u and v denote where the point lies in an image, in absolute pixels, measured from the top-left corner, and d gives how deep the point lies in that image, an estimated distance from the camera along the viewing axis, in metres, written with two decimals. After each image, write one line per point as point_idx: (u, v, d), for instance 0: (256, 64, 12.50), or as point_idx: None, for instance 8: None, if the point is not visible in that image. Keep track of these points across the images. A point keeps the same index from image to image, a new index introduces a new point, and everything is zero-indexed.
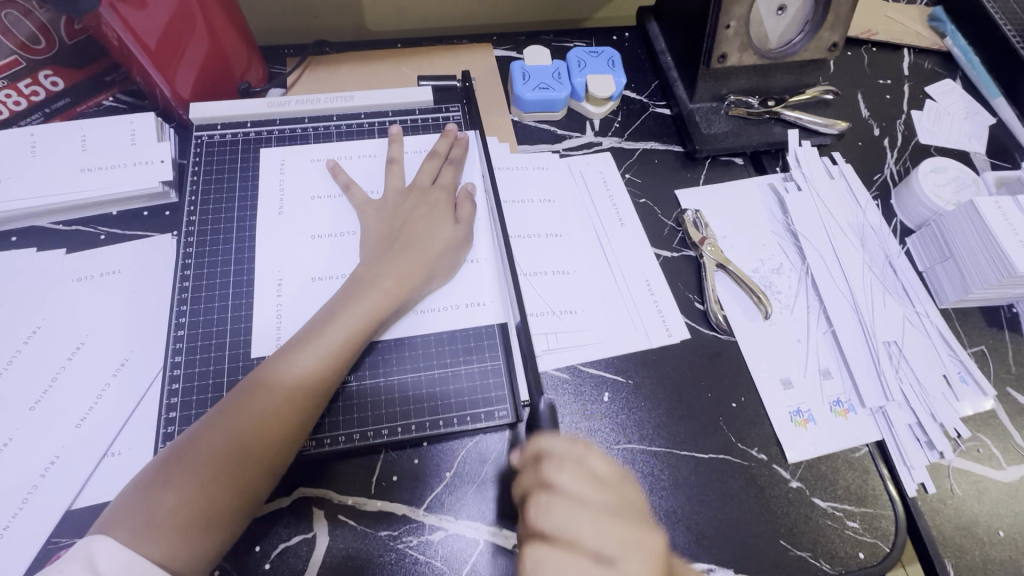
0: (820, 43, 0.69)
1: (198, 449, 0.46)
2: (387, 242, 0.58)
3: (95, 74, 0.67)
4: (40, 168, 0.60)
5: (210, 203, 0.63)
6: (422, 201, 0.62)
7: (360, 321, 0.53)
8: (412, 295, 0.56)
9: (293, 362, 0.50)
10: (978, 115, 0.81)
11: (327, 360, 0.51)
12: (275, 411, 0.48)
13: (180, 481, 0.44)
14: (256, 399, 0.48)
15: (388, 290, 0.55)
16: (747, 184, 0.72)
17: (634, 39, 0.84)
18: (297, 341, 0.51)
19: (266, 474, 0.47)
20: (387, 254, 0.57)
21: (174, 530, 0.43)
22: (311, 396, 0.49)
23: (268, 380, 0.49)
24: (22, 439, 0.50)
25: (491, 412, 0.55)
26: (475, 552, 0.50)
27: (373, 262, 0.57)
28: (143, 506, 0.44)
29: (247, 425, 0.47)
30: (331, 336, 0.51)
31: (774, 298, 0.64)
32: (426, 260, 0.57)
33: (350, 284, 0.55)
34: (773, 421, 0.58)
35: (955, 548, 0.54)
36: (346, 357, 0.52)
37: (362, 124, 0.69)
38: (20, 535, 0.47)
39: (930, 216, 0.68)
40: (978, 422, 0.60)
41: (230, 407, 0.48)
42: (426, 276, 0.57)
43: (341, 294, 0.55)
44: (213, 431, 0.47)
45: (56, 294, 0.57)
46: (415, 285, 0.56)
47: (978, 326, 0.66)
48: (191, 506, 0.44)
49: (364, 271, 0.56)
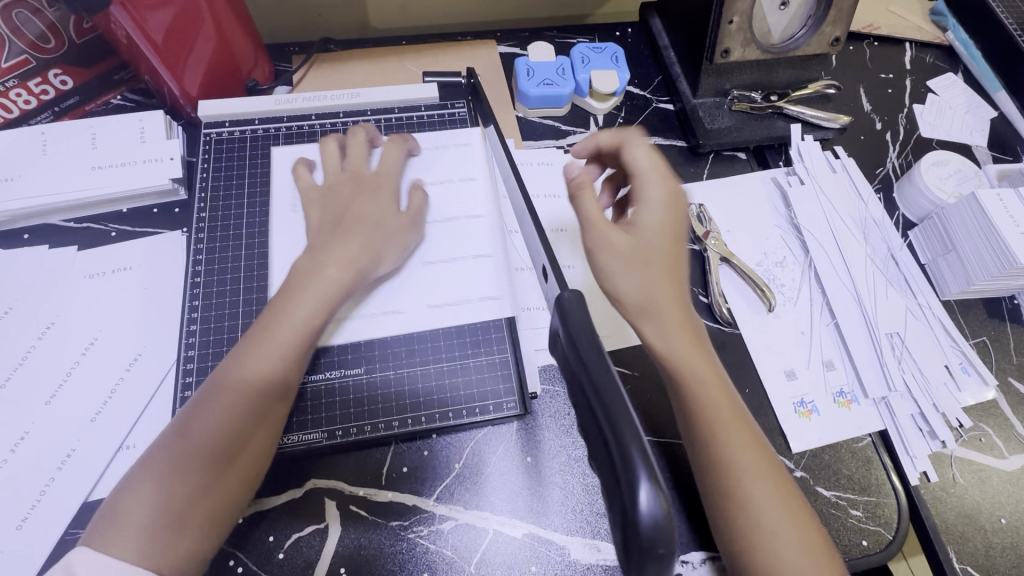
0: (822, 37, 0.69)
1: (167, 460, 0.45)
2: (329, 227, 0.57)
3: (103, 73, 0.67)
4: (51, 166, 0.61)
5: (220, 200, 0.64)
6: (360, 185, 0.60)
7: (308, 315, 0.52)
8: (360, 280, 0.55)
9: (244, 363, 0.49)
10: (980, 109, 0.82)
11: (278, 355, 0.50)
12: (236, 413, 0.47)
13: (155, 494, 0.44)
14: (214, 404, 0.47)
15: (332, 278, 0.53)
16: (750, 178, 0.72)
17: (637, 34, 0.84)
18: (244, 342, 0.50)
19: (245, 472, 0.47)
20: (330, 239, 0.56)
21: (155, 539, 0.42)
22: (270, 392, 0.49)
23: (223, 384, 0.48)
24: (39, 433, 0.51)
25: (499, 404, 0.56)
26: (485, 541, 0.51)
27: (313, 248, 0.55)
28: (119, 522, 0.42)
29: (211, 430, 0.46)
30: (279, 332, 0.50)
31: (778, 291, 0.65)
32: (373, 244, 0.57)
33: (291, 275, 0.54)
34: (777, 412, 0.59)
35: (957, 536, 0.55)
36: (296, 349, 0.51)
37: (339, 116, 0.69)
38: (39, 526, 0.48)
39: (933, 208, 0.69)
40: (980, 412, 0.61)
41: (189, 417, 0.47)
42: (371, 260, 0.56)
43: (285, 288, 0.53)
44: (177, 442, 0.46)
45: (69, 290, 0.58)
46: (359, 268, 0.55)
47: (980, 317, 0.66)
48: (171, 517, 0.43)
49: (302, 262, 0.54)
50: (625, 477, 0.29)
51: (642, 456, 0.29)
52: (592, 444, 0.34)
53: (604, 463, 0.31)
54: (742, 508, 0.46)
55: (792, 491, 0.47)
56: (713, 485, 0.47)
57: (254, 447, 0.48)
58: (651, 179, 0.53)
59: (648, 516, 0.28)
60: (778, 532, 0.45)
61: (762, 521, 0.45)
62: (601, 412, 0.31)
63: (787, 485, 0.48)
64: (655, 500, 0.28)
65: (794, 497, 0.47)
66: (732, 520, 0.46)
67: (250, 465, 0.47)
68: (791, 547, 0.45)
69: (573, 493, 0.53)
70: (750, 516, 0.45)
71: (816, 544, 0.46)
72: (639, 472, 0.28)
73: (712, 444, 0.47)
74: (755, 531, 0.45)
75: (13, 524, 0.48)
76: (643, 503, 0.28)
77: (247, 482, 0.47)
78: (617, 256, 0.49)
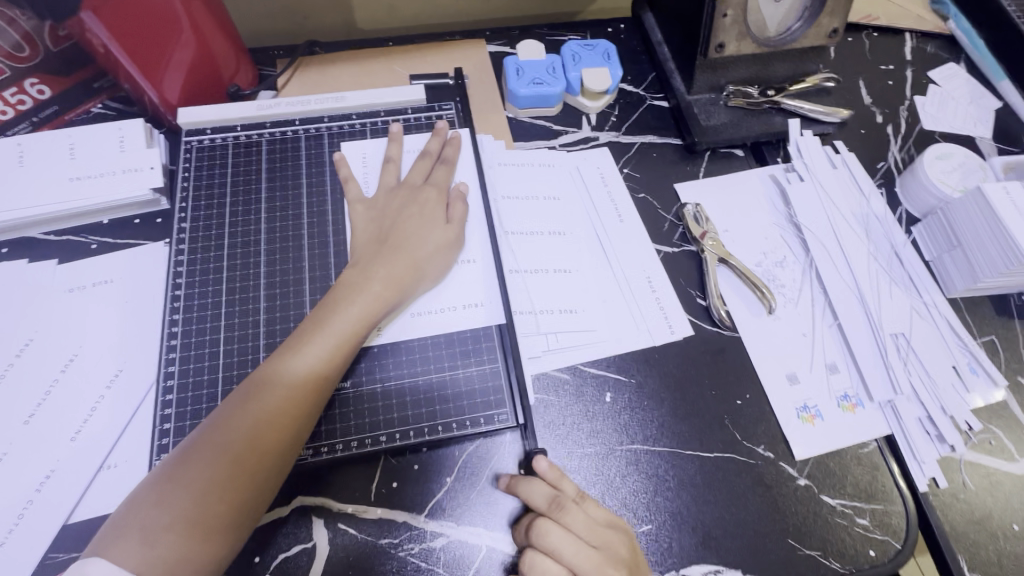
0: (819, 30, 0.68)
1: (196, 459, 0.45)
2: (376, 245, 0.58)
3: (83, 80, 0.66)
4: (27, 178, 0.59)
5: (201, 210, 0.62)
6: (409, 200, 0.61)
7: (350, 327, 0.52)
8: (402, 294, 0.56)
9: (284, 368, 0.50)
10: (983, 99, 0.80)
11: (317, 364, 0.50)
12: (271, 416, 0.47)
13: (178, 488, 0.44)
14: (250, 405, 0.48)
15: (377, 293, 0.54)
16: (747, 175, 0.70)
17: (629, 30, 0.82)
18: (288, 347, 0.51)
19: (265, 482, 0.46)
20: (372, 256, 0.57)
21: (169, 545, 0.42)
22: (305, 398, 0.49)
23: (263, 385, 0.49)
24: (16, 453, 0.50)
25: (491, 416, 0.54)
26: (478, 558, 0.49)
27: (359, 263, 0.57)
28: (140, 517, 0.43)
29: (243, 431, 0.46)
30: (324, 339, 0.51)
31: (778, 292, 0.63)
32: (413, 261, 0.57)
33: (340, 288, 0.55)
34: (780, 418, 0.57)
35: (968, 544, 0.53)
36: (339, 360, 0.51)
37: (353, 117, 0.69)
38: (15, 551, 0.46)
39: (936, 203, 0.67)
40: (989, 413, 0.59)
41: (226, 414, 0.48)
42: (413, 274, 0.56)
43: (331, 298, 0.54)
44: (209, 437, 0.46)
45: (49, 306, 0.57)
46: (406, 286, 0.56)
47: (987, 314, 0.64)
48: (187, 517, 0.43)
49: (352, 277, 0.55)
50: None
51: None
52: None
53: None
54: None
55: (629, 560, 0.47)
56: None
57: (279, 454, 0.47)
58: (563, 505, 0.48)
59: None
60: None
61: None
62: None
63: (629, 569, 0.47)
64: None
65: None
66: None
67: (272, 473, 0.47)
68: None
69: None
70: None
71: None
72: None
73: None
74: None
75: None
76: None
77: (267, 487, 0.46)
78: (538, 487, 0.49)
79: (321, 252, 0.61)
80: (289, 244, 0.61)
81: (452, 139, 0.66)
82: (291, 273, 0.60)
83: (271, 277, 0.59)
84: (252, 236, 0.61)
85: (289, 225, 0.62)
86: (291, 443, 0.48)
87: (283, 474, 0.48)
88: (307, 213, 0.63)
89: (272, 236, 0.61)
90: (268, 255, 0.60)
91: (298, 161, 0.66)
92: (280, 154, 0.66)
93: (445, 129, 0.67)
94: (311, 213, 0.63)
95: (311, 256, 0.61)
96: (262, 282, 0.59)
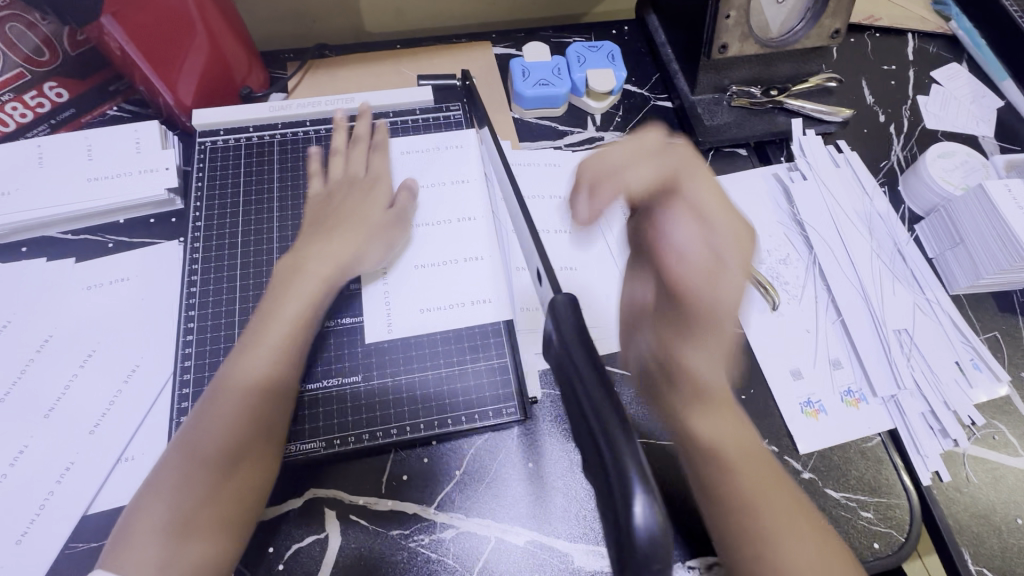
0: (821, 30, 0.68)
1: (177, 465, 0.46)
2: (317, 228, 0.60)
3: (98, 84, 0.67)
4: (47, 179, 0.61)
5: (215, 209, 0.64)
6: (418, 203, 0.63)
7: (296, 311, 0.54)
8: (342, 279, 0.57)
9: (240, 365, 0.51)
10: (985, 98, 0.80)
11: (270, 354, 0.51)
12: (238, 412, 0.48)
13: (171, 494, 0.45)
14: (218, 405, 0.49)
15: (321, 278, 0.56)
16: (751, 174, 0.71)
17: (633, 32, 0.83)
18: (241, 345, 0.52)
19: (253, 473, 0.48)
20: (320, 241, 0.58)
21: (170, 546, 0.43)
22: (271, 390, 0.50)
23: (227, 384, 0.50)
24: (37, 446, 0.51)
25: (499, 409, 0.55)
26: (487, 549, 0.50)
27: (295, 251, 0.58)
28: (139, 528, 0.44)
29: (217, 431, 0.48)
30: (273, 329, 0.52)
31: (781, 288, 0.64)
32: (360, 240, 0.59)
33: (279, 277, 0.56)
34: (784, 413, 0.57)
35: (971, 538, 0.53)
36: (288, 343, 0.52)
37: (363, 119, 0.70)
38: (37, 540, 0.48)
39: (939, 201, 0.68)
40: (993, 409, 0.59)
41: (197, 419, 0.49)
42: (354, 258, 0.58)
43: (274, 287, 0.56)
44: (187, 442, 0.48)
45: (68, 303, 0.58)
46: (345, 268, 0.58)
47: (990, 311, 0.65)
48: (182, 517, 0.45)
49: (288, 265, 0.57)
50: (620, 493, 0.28)
51: (637, 469, 0.28)
52: (591, 474, 0.32)
53: (600, 480, 0.31)
54: (743, 512, 0.43)
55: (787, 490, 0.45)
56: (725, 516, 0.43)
57: (263, 444, 0.48)
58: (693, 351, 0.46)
59: (643, 529, 0.27)
60: (762, 518, 0.42)
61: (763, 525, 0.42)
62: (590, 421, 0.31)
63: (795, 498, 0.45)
64: (650, 513, 0.27)
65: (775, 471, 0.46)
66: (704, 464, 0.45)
67: (255, 463, 0.48)
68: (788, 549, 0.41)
69: (576, 498, 0.53)
70: (753, 521, 0.42)
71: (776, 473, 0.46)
72: (634, 485, 0.28)
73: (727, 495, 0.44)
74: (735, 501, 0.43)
75: (13, 538, 0.47)
76: (638, 518, 0.27)
77: (256, 479, 0.48)
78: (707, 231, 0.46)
79: None
80: (301, 243, 0.62)
81: (378, 128, 0.68)
82: None
83: None
84: (265, 235, 0.63)
85: (300, 223, 0.63)
86: (272, 435, 0.49)
87: (271, 464, 0.49)
88: (318, 212, 0.64)
89: (283, 234, 0.63)
90: (280, 253, 0.62)
91: (309, 161, 0.67)
92: (291, 155, 0.67)
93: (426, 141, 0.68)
94: None
95: None
96: None
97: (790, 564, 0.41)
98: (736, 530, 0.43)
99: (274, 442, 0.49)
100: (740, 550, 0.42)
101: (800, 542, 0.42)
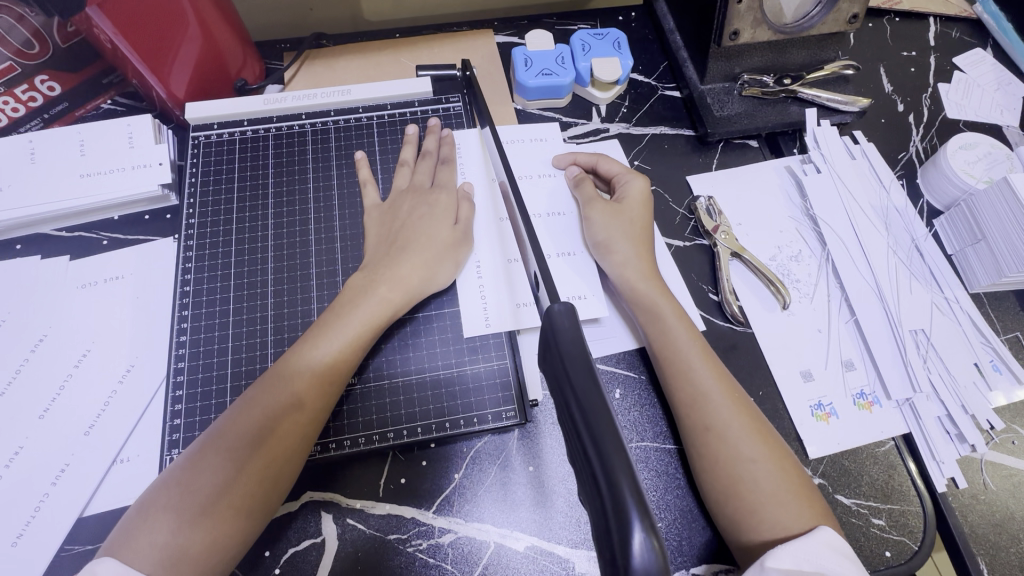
0: (838, 15, 0.65)
1: (203, 454, 0.46)
2: (385, 248, 0.58)
3: (92, 77, 0.66)
4: (38, 175, 0.60)
5: (209, 205, 0.62)
6: (419, 206, 0.61)
7: (362, 327, 0.53)
8: (410, 305, 0.56)
9: (294, 365, 0.50)
10: (1010, 85, 0.77)
11: (331, 361, 0.51)
12: (280, 414, 0.48)
13: (191, 483, 0.45)
14: (259, 403, 0.48)
15: (385, 296, 0.54)
16: (762, 167, 0.69)
17: (641, 18, 0.80)
18: (301, 344, 0.52)
19: (275, 479, 0.47)
20: (383, 260, 0.57)
21: (173, 538, 0.42)
22: (309, 398, 0.49)
23: (274, 382, 0.49)
24: (31, 446, 0.50)
25: (499, 412, 0.54)
26: (486, 555, 0.49)
27: (368, 266, 0.57)
28: (149, 513, 0.43)
29: (251, 427, 0.47)
30: (336, 338, 0.52)
31: (792, 287, 0.62)
32: (426, 264, 0.57)
33: (348, 291, 0.55)
34: (794, 416, 0.55)
35: (987, 546, 0.52)
36: (351, 358, 0.52)
37: (360, 111, 0.68)
38: (32, 542, 0.47)
39: (960, 194, 0.65)
40: (1012, 412, 0.57)
41: (237, 410, 0.48)
42: (424, 282, 0.56)
43: (340, 302, 0.55)
44: (221, 433, 0.47)
45: (62, 302, 0.57)
46: (413, 291, 0.56)
47: (1012, 311, 0.62)
48: (191, 511, 0.43)
49: (359, 280, 0.56)
50: (616, 518, 0.27)
51: (636, 500, 0.27)
52: (581, 478, 0.32)
53: (595, 502, 0.29)
54: (719, 440, 0.49)
55: (770, 434, 0.50)
56: (709, 463, 0.49)
57: (291, 449, 0.47)
58: (667, 313, 0.55)
59: (640, 566, 0.26)
60: (753, 460, 0.48)
61: (738, 450, 0.48)
62: (583, 425, 0.30)
63: (773, 438, 0.50)
64: (648, 549, 0.26)
65: (763, 423, 0.51)
66: (693, 405, 0.51)
67: (280, 468, 0.47)
68: (768, 477, 0.47)
69: (578, 503, 0.51)
70: (725, 447, 0.48)
71: (776, 444, 0.49)
72: (632, 518, 0.26)
73: (721, 443, 0.49)
74: (730, 460, 0.48)
75: (9, 540, 0.47)
76: (636, 551, 0.26)
77: (275, 485, 0.47)
78: (610, 221, 0.59)
79: (328, 248, 0.61)
80: (296, 240, 0.61)
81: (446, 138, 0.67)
82: (298, 269, 0.59)
83: (278, 273, 0.59)
84: (259, 231, 0.61)
85: (296, 219, 0.62)
86: (298, 446, 0.48)
87: (293, 473, 0.48)
88: (313, 208, 0.63)
89: (279, 231, 0.61)
90: (275, 251, 0.60)
91: (305, 155, 0.66)
92: (287, 149, 0.66)
93: (437, 128, 0.67)
94: (318, 210, 0.63)
95: (318, 251, 0.60)
96: (270, 278, 0.59)
97: (777, 513, 0.46)
98: (716, 474, 0.48)
99: (302, 452, 0.48)
100: (725, 499, 0.47)
101: (791, 498, 0.46)
